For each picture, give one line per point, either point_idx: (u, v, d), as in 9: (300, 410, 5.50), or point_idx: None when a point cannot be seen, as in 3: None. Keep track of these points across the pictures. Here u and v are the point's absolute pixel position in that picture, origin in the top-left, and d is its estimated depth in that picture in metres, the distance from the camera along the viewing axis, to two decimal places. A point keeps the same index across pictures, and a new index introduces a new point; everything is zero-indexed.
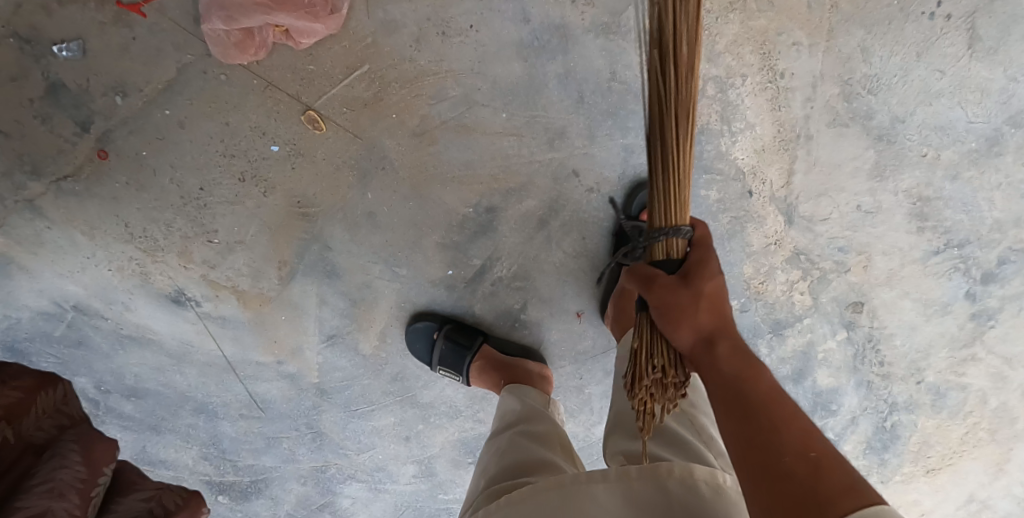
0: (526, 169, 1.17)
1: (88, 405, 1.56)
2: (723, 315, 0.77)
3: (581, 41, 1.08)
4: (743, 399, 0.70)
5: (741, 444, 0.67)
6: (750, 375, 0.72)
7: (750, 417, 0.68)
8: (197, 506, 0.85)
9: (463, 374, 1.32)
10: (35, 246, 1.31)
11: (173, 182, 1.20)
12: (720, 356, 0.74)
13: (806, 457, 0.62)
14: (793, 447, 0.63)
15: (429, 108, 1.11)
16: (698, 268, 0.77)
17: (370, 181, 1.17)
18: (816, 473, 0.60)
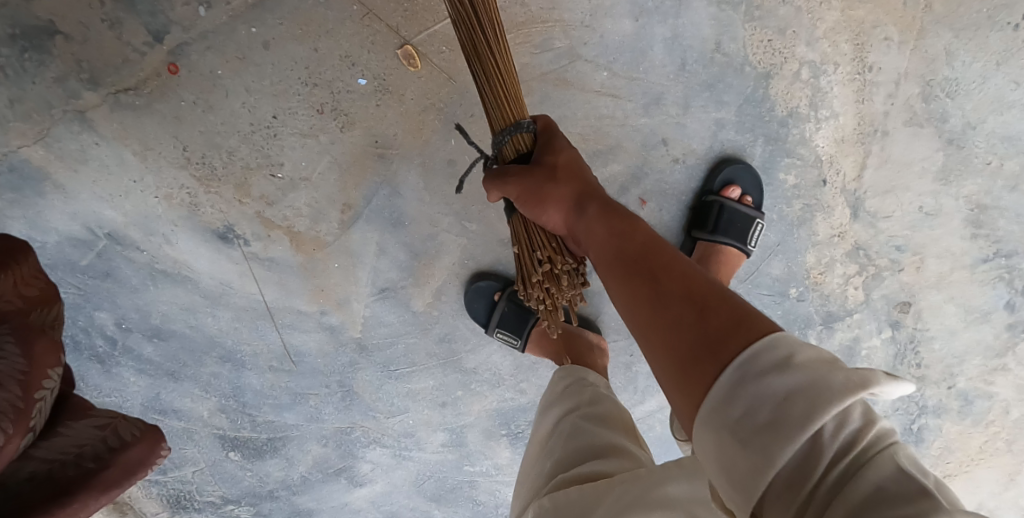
0: (616, 132, 1.16)
1: (106, 343, 1.48)
2: (587, 179, 0.82)
3: (693, 6, 1.08)
4: (626, 258, 0.68)
5: (637, 311, 0.63)
6: (628, 229, 0.72)
7: (637, 272, 0.66)
8: (154, 440, 0.79)
9: (521, 339, 1.30)
10: (78, 163, 1.22)
11: (244, 107, 1.13)
12: (592, 220, 0.76)
13: (689, 314, 0.57)
14: (679, 296, 0.59)
15: (531, 57, 1.08)
16: (550, 152, 0.84)
17: (457, 126, 1.14)
18: (703, 314, 0.56)
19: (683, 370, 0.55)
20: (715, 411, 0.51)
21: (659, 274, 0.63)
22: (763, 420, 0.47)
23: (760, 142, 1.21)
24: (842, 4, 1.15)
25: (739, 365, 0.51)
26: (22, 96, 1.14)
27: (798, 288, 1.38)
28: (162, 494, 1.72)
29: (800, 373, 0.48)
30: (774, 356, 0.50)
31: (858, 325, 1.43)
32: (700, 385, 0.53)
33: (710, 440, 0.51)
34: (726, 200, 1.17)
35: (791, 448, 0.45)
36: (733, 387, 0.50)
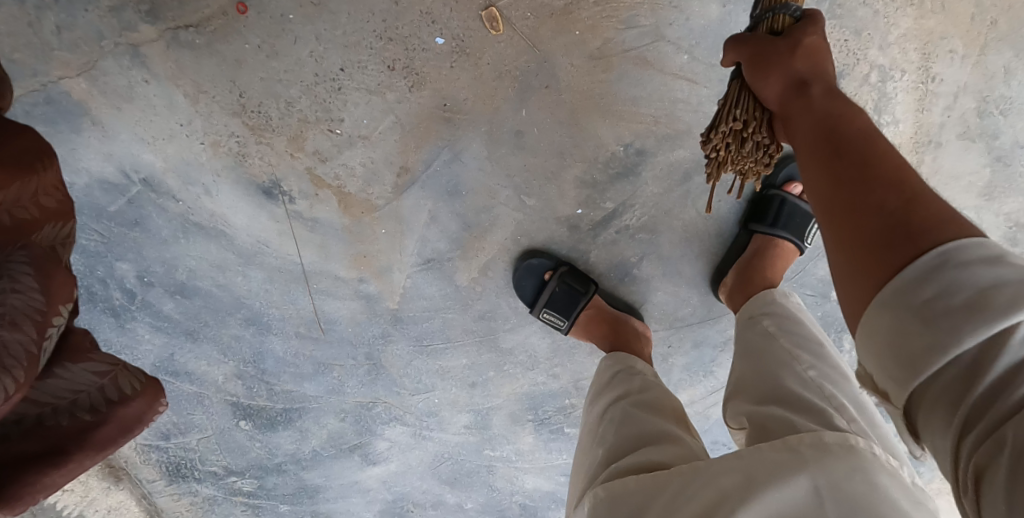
0: (688, 118, 1.14)
1: (123, 296, 1.41)
2: (823, 67, 0.78)
3: None
4: (835, 137, 0.67)
5: (828, 189, 0.63)
6: (849, 117, 0.69)
7: (836, 157, 0.65)
8: (153, 395, 0.78)
9: (568, 320, 1.28)
10: (122, 101, 1.16)
11: (312, 56, 1.09)
12: (814, 98, 0.74)
13: (887, 201, 0.57)
14: (885, 178, 0.58)
15: (616, 33, 1.07)
16: (802, 32, 0.80)
17: (530, 96, 1.11)
18: (908, 201, 0.55)
19: (868, 247, 0.55)
20: (896, 291, 0.51)
21: (872, 157, 0.62)
22: (952, 307, 0.47)
23: None
24: (916, 12, 1.15)
25: (938, 253, 0.50)
26: (73, 23, 1.09)
27: None
28: (162, 460, 1.65)
29: (1011, 272, 0.47)
30: (985, 252, 0.49)
31: None
32: (883, 265, 0.53)
33: (881, 318, 0.52)
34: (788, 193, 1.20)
35: (968, 335, 0.46)
36: (923, 273, 0.50)
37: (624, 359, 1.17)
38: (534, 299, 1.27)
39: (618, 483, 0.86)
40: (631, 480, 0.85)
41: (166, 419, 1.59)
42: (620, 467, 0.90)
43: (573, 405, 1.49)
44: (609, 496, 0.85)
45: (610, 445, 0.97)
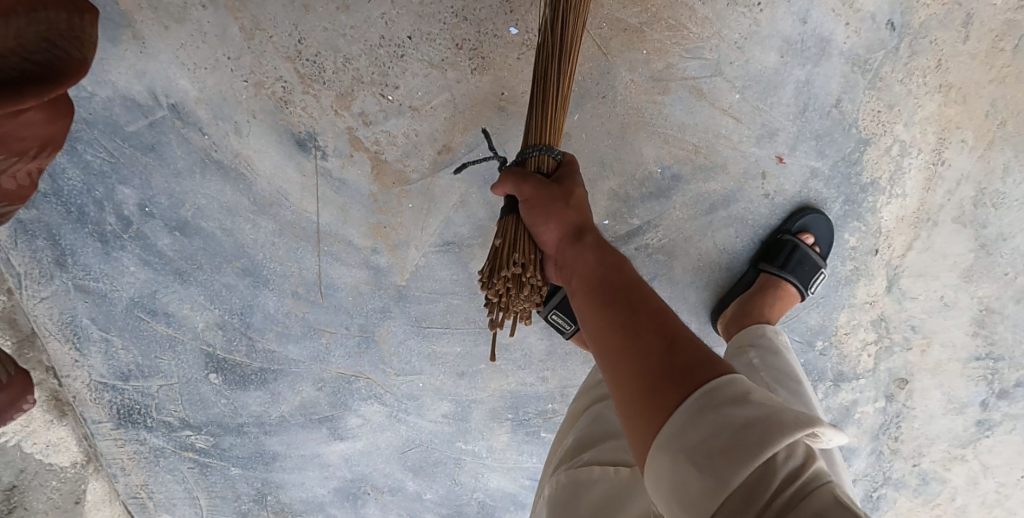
0: (727, 153, 1.20)
1: (118, 222, 1.34)
2: (589, 215, 0.90)
3: (832, 60, 1.13)
4: (611, 287, 0.76)
5: (613, 336, 0.70)
6: (617, 266, 0.79)
7: (622, 301, 0.73)
8: (20, 389, 0.87)
9: (574, 324, 1.27)
10: (170, 21, 1.12)
11: (382, 18, 1.08)
12: (589, 247, 0.84)
13: (662, 344, 0.65)
14: (653, 325, 0.67)
15: (680, 60, 1.11)
16: (569, 179, 0.91)
17: (587, 103, 1.14)
18: (677, 348, 0.63)
19: (646, 394, 0.61)
20: (676, 434, 0.55)
21: (639, 307, 0.71)
22: (721, 445, 0.51)
23: (838, 202, 1.28)
24: (941, 99, 1.22)
25: (703, 391, 0.57)
26: None
27: (824, 343, 1.47)
28: (114, 402, 1.56)
29: (757, 406, 0.54)
30: (736, 390, 0.56)
31: (860, 390, 1.53)
32: (662, 407, 0.59)
33: (666, 458, 0.55)
34: (802, 241, 1.22)
35: (745, 469, 0.49)
36: (697, 409, 0.56)
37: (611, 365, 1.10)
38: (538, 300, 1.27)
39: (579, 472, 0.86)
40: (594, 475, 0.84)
41: (129, 358, 1.52)
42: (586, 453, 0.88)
43: (555, 410, 1.50)
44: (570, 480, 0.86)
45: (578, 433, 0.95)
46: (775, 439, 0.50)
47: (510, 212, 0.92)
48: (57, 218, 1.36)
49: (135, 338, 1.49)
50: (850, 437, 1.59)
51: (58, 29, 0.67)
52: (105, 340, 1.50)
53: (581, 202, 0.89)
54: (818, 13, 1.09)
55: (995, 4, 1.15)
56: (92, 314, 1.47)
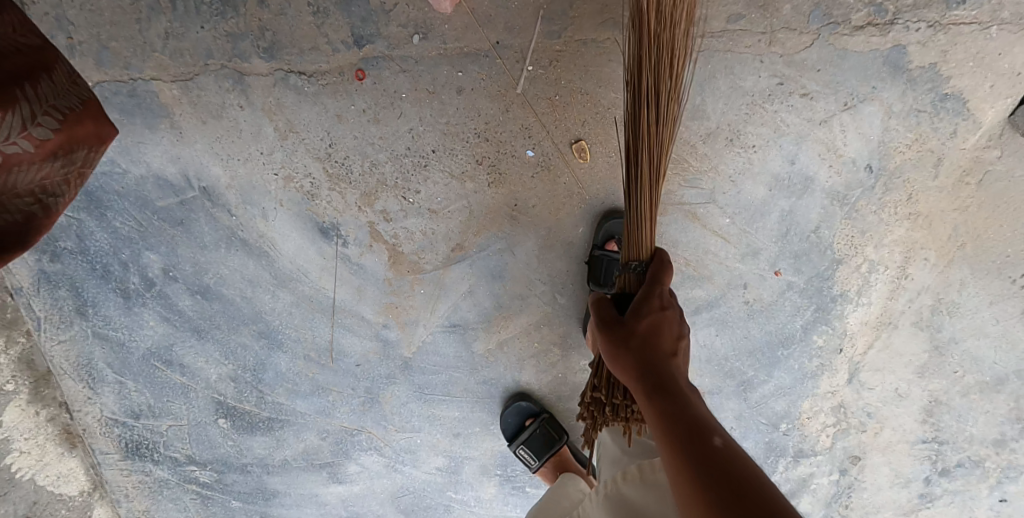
0: (714, 266, 1.32)
1: (141, 282, 1.42)
2: (664, 340, 0.86)
3: (813, 194, 1.27)
4: (676, 433, 0.73)
5: (688, 489, 0.68)
6: (673, 380, 0.81)
7: (687, 425, 0.74)
8: None
9: (537, 461, 1.40)
10: (208, 116, 1.20)
11: (410, 132, 1.17)
12: (653, 389, 0.80)
13: (718, 461, 0.68)
14: (726, 495, 0.64)
15: (679, 188, 1.23)
16: (637, 311, 0.89)
17: (591, 219, 1.24)
18: (752, 487, 0.64)
19: None
20: None
21: (720, 466, 0.67)
22: None
23: (808, 309, 1.41)
24: (908, 226, 1.33)
25: None
26: (183, 35, 1.14)
27: (787, 424, 1.56)
28: (123, 437, 1.63)
29: None
30: None
31: (817, 464, 1.64)
32: None
33: None
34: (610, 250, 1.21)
35: None
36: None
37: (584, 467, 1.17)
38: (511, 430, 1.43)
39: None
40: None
41: (142, 399, 1.59)
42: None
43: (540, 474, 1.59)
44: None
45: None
46: None
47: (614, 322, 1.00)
48: (82, 273, 1.43)
49: (148, 384, 1.56)
50: (806, 504, 1.70)
51: (77, 162, 0.84)
52: (120, 382, 1.57)
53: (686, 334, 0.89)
54: (806, 155, 1.22)
55: (963, 148, 1.25)
56: (108, 359, 1.54)
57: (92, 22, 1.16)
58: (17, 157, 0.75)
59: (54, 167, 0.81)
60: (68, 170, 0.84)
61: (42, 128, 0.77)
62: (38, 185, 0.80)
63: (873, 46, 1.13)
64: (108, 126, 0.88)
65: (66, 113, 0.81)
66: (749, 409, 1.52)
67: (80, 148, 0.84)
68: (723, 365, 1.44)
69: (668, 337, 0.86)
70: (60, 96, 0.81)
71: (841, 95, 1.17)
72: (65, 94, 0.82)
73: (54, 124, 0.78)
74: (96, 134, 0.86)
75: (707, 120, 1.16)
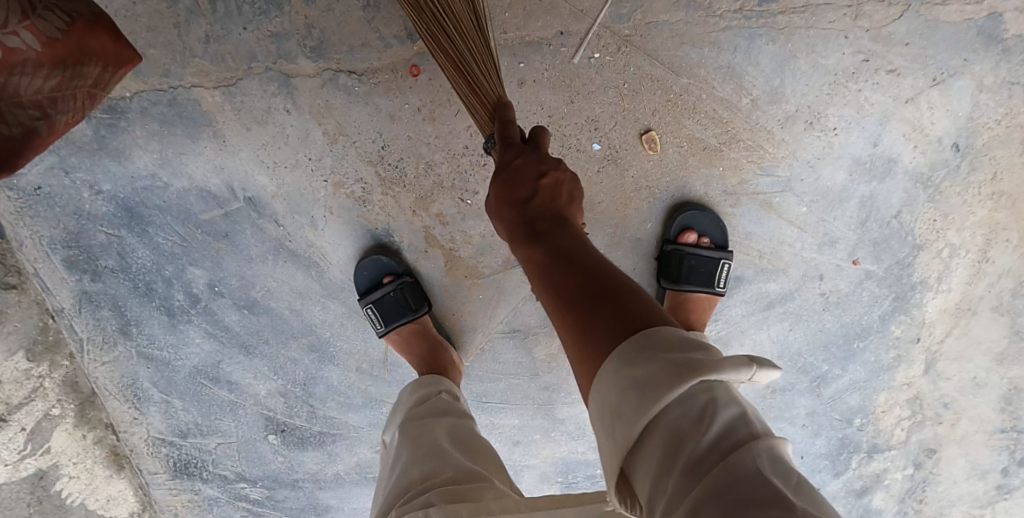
0: (789, 258, 1.24)
1: (185, 298, 1.37)
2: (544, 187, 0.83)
3: (895, 177, 1.18)
4: (555, 261, 0.74)
5: (557, 303, 0.71)
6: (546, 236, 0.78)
7: (563, 276, 0.72)
8: None
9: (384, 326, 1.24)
10: (253, 123, 1.13)
11: (468, 130, 1.11)
12: (525, 230, 0.81)
13: (598, 304, 0.66)
14: (592, 297, 0.67)
15: (754, 177, 1.16)
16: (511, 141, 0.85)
17: (665, 212, 1.18)
18: (625, 323, 0.62)
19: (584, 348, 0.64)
20: (603, 381, 0.59)
21: (591, 277, 0.70)
22: (643, 387, 0.54)
23: (886, 299, 1.33)
24: (995, 206, 1.23)
25: (633, 345, 0.58)
26: (224, 37, 1.07)
27: (861, 419, 1.49)
28: (171, 456, 1.59)
29: (678, 356, 0.55)
30: (671, 341, 0.57)
31: (891, 459, 1.57)
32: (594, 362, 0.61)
33: (599, 396, 0.59)
34: (688, 247, 1.14)
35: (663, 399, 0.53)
36: (630, 354, 0.58)
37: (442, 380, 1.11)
38: (387, 312, 1.23)
39: (431, 468, 0.81)
40: (443, 469, 0.81)
41: (189, 418, 1.54)
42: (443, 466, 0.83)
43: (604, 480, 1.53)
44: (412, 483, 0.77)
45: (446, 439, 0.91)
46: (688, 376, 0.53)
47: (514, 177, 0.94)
48: (124, 291, 1.38)
49: (195, 401, 1.51)
50: (878, 500, 1.63)
51: (88, 79, 0.79)
52: (166, 401, 1.52)
53: (551, 169, 0.83)
54: (889, 136, 1.14)
55: None
56: (153, 378, 1.49)
57: (127, 29, 1.08)
58: (23, 54, 0.70)
59: (64, 79, 0.76)
60: (78, 86, 0.78)
61: (45, 23, 0.73)
62: (49, 93, 0.75)
63: (966, 16, 1.05)
64: (128, 50, 0.84)
65: (72, 18, 0.76)
66: (822, 405, 1.45)
67: (92, 63, 0.79)
68: (797, 361, 1.38)
69: (532, 187, 0.82)
70: (66, 3, 0.77)
71: (930, 70, 1.08)
72: (72, 2, 0.77)
73: (59, 26, 0.74)
74: (112, 53, 0.81)
75: (785, 103, 1.09)
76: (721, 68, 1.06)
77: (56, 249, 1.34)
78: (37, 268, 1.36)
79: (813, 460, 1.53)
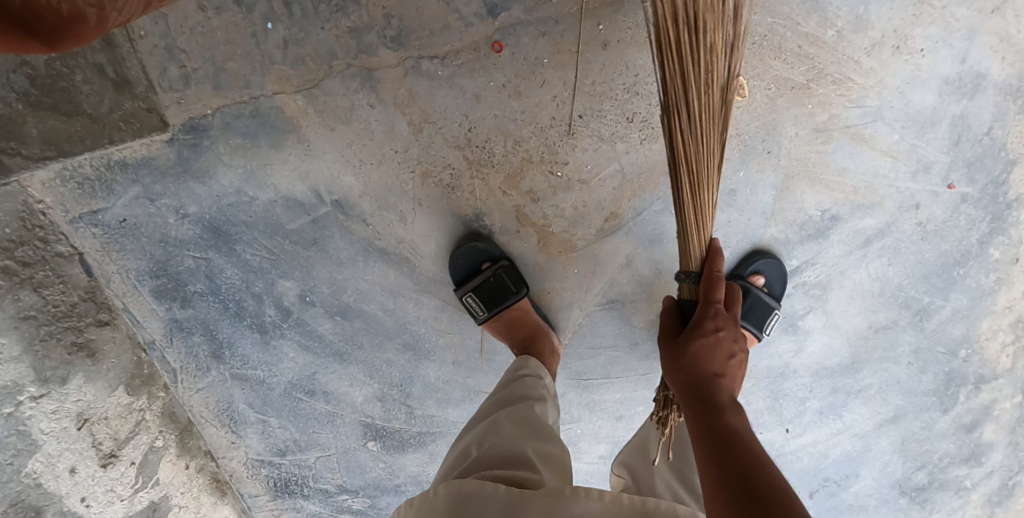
0: (884, 191, 1.23)
1: (276, 313, 1.36)
2: (728, 357, 0.86)
3: (987, 92, 1.15)
4: (722, 432, 0.76)
5: (714, 470, 0.71)
6: (717, 407, 0.80)
7: (728, 452, 0.73)
8: None
9: (486, 311, 1.24)
10: (337, 123, 1.14)
11: (554, 100, 1.11)
12: (698, 392, 0.83)
13: (754, 491, 0.66)
14: (759, 481, 0.67)
15: (843, 110, 1.14)
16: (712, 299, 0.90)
17: (741, 252, 1.26)
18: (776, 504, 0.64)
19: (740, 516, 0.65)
20: None
21: (761, 464, 0.70)
22: None
23: (984, 221, 1.27)
24: None
25: None
26: (303, 39, 1.08)
27: (966, 350, 1.43)
28: (271, 477, 1.58)
29: None
30: None
31: (999, 388, 1.48)
32: None
33: None
34: (752, 286, 1.22)
35: None
36: None
37: (528, 361, 1.13)
38: (487, 299, 1.23)
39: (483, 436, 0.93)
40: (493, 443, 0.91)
41: (287, 435, 1.52)
42: (479, 458, 0.88)
43: None
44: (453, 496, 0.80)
45: (474, 433, 0.96)
46: None
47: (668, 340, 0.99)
48: (214, 314, 1.36)
49: (292, 417, 1.50)
50: (989, 434, 1.52)
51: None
52: (263, 421, 1.50)
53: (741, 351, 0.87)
54: (977, 50, 1.11)
55: None
56: (249, 400, 1.48)
57: (205, 45, 1.09)
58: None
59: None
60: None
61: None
62: None
63: None
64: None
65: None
66: (925, 339, 1.41)
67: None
68: (897, 296, 1.35)
69: (720, 364, 0.85)
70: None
71: None
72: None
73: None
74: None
75: (871, 30, 1.08)
76: (806, 3, 1.06)
77: (144, 280, 1.31)
78: (127, 302, 1.33)
79: (920, 398, 1.49)
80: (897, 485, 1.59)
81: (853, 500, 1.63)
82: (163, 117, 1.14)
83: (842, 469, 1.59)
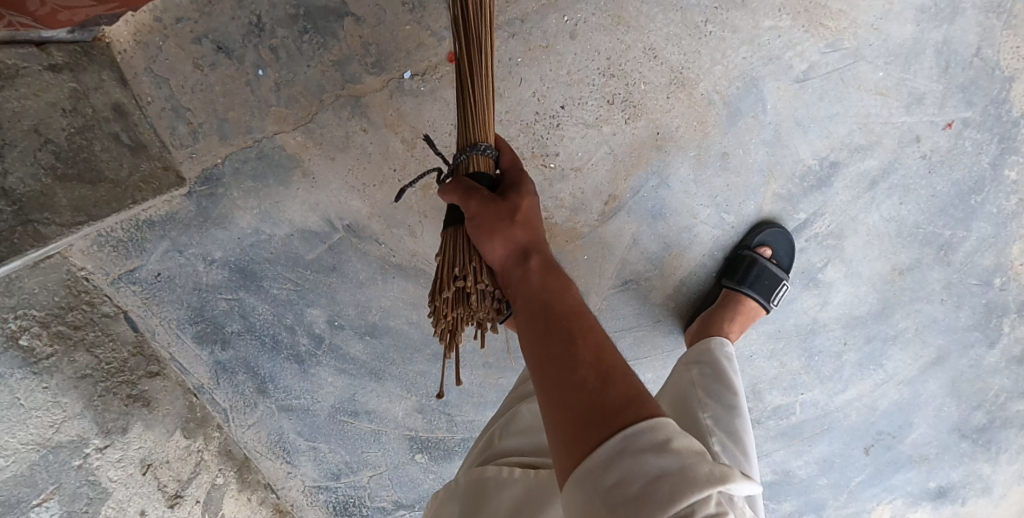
0: (880, 129, 1.23)
1: (309, 342, 1.43)
2: (539, 230, 0.80)
3: (965, 13, 1.15)
4: (549, 314, 0.69)
5: (544, 350, 0.65)
6: (563, 290, 0.72)
7: (556, 331, 0.66)
8: None
9: None
10: (336, 151, 1.21)
11: (534, 96, 1.16)
12: (533, 270, 0.75)
13: (586, 383, 0.60)
14: (589, 365, 0.62)
15: (821, 56, 1.17)
16: (516, 190, 0.81)
17: (749, 224, 1.28)
18: (602, 387, 0.59)
19: (572, 423, 0.58)
20: (585, 480, 0.54)
21: (592, 344, 0.64)
22: (633, 494, 0.51)
23: (992, 143, 1.24)
24: None
25: (623, 436, 0.54)
26: (292, 79, 1.16)
27: (1002, 278, 1.37)
28: (330, 501, 1.63)
29: (675, 454, 0.52)
30: (658, 435, 0.54)
31: None
32: (583, 442, 0.56)
33: (578, 491, 0.54)
34: (760, 256, 1.23)
35: None
36: (615, 451, 0.53)
37: None
38: None
39: (508, 426, 0.94)
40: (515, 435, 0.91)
41: (338, 459, 1.58)
42: (503, 451, 0.90)
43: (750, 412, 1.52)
44: (476, 490, 0.86)
45: (498, 422, 0.97)
46: (685, 495, 0.49)
47: (456, 227, 0.85)
48: (253, 350, 1.44)
49: (340, 441, 1.55)
50: None
51: None
52: (313, 448, 1.56)
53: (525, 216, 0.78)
54: None
55: None
56: (297, 429, 1.54)
57: (206, 100, 1.18)
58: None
59: None
60: None
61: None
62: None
63: None
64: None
65: None
66: (956, 274, 1.37)
67: None
68: (917, 234, 1.32)
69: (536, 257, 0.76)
70: None
71: None
72: None
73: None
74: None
75: None
76: None
77: (185, 328, 1.40)
78: (173, 351, 1.43)
79: (962, 335, 1.43)
80: (956, 429, 1.51)
81: (912, 451, 1.54)
82: (179, 173, 1.22)
83: (899, 424, 1.53)
